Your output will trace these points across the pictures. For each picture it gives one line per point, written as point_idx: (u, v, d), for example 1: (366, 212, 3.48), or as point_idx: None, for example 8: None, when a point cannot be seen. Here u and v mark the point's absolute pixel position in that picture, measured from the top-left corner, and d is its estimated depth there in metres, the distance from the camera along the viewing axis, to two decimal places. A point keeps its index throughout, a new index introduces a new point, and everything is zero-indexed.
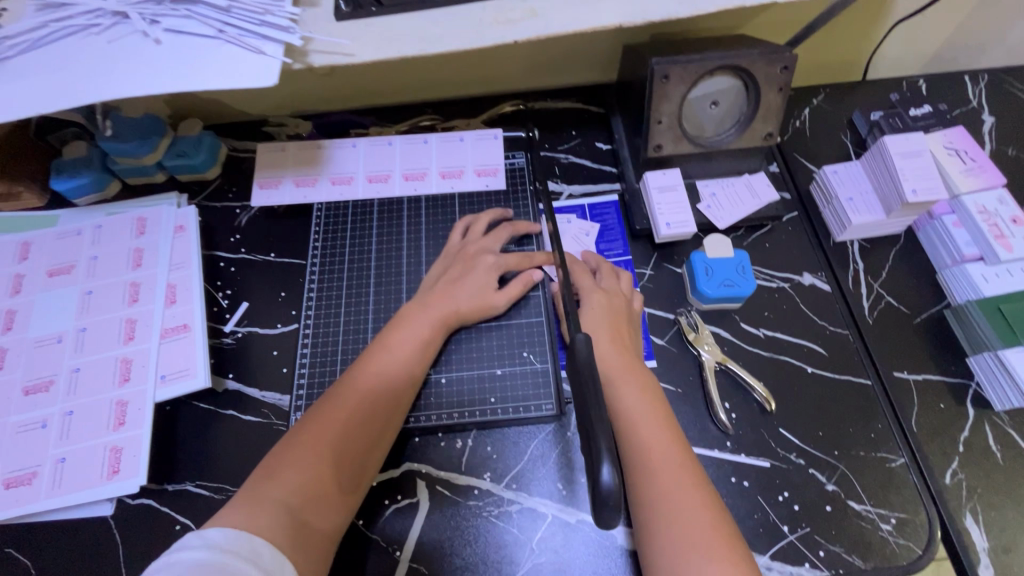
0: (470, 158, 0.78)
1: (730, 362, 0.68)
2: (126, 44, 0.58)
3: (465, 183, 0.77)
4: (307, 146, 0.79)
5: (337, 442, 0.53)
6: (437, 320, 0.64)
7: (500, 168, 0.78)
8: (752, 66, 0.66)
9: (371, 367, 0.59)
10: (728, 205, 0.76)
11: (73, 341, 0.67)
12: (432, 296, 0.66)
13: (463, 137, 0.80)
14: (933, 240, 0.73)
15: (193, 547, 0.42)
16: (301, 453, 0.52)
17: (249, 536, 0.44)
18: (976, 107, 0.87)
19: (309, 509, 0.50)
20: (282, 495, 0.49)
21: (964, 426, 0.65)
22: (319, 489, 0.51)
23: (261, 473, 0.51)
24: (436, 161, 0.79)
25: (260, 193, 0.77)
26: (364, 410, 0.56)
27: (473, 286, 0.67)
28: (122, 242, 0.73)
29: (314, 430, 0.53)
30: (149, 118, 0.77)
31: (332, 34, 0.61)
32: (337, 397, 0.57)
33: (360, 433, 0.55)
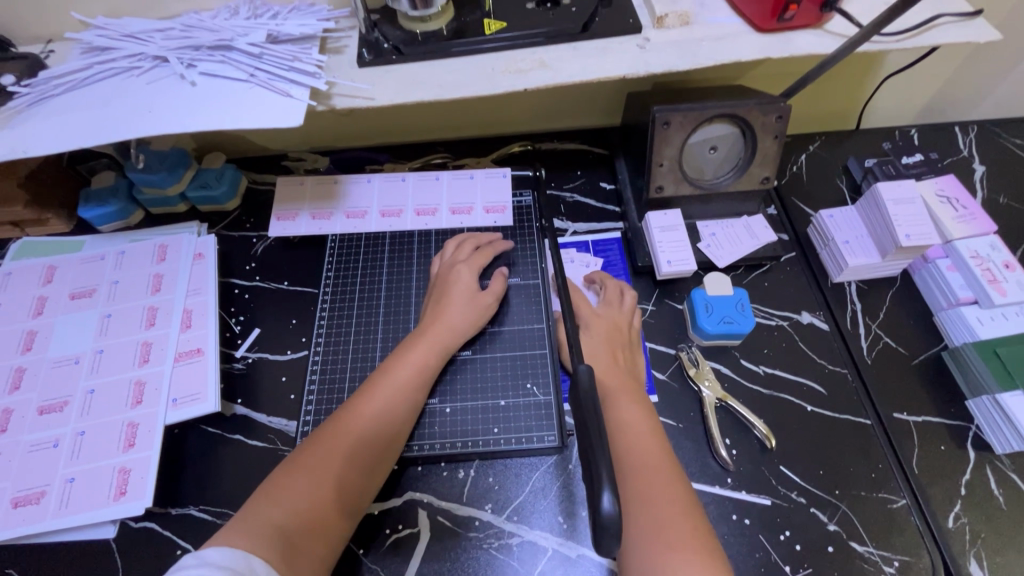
0: (480, 196, 0.82)
1: (730, 398, 0.69)
2: (164, 85, 0.62)
3: (473, 220, 0.81)
4: (324, 181, 0.84)
5: (333, 467, 0.55)
6: (435, 345, 0.66)
7: (508, 206, 0.81)
8: (748, 115, 0.70)
9: (371, 393, 0.61)
10: (727, 244, 0.79)
11: (89, 362, 0.69)
12: (432, 322, 0.68)
13: (473, 175, 0.84)
14: (929, 284, 0.75)
15: (192, 564, 0.43)
16: (298, 478, 0.53)
17: (247, 555, 0.46)
18: (966, 156, 0.90)
19: (304, 532, 0.51)
20: (278, 519, 0.50)
21: (965, 469, 0.65)
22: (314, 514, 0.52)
23: (259, 497, 0.52)
24: (448, 198, 0.82)
25: (277, 224, 0.80)
26: (362, 436, 0.58)
27: (461, 305, 0.69)
28: (142, 268, 0.76)
29: (312, 455, 0.55)
30: (177, 151, 0.82)
31: (355, 79, 0.65)
32: (337, 424, 0.58)
33: (356, 458, 0.57)
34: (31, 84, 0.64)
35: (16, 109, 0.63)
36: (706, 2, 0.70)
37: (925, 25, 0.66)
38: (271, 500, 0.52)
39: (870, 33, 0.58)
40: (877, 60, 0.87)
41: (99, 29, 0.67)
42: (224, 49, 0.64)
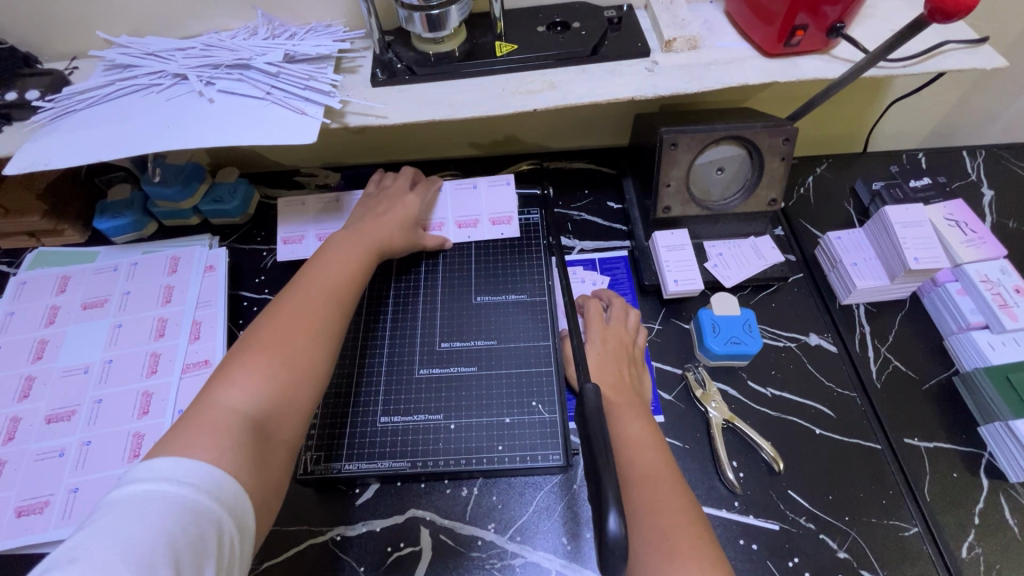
0: (485, 207, 0.81)
1: (737, 420, 0.68)
2: (183, 102, 0.64)
3: (480, 233, 0.80)
4: (327, 199, 0.82)
5: (290, 348, 0.55)
6: (370, 243, 0.69)
7: (514, 217, 0.80)
8: (755, 137, 0.70)
9: (312, 281, 0.62)
10: (735, 264, 0.79)
11: (98, 372, 0.69)
12: (364, 225, 0.71)
13: (477, 184, 0.82)
14: (938, 307, 0.74)
15: (149, 480, 0.42)
16: (251, 363, 0.53)
17: (210, 466, 0.44)
18: (975, 180, 0.90)
19: (267, 415, 0.51)
20: (238, 404, 0.50)
21: (979, 498, 0.63)
22: (278, 395, 0.52)
23: (210, 388, 0.51)
24: (453, 211, 0.81)
25: (284, 247, 0.79)
26: (311, 317, 0.58)
27: (398, 219, 0.74)
28: (154, 279, 0.77)
29: (262, 341, 0.55)
30: (192, 165, 0.84)
31: (368, 99, 0.67)
32: (282, 312, 0.58)
33: (313, 337, 0.57)
34: (54, 99, 0.66)
35: (40, 123, 0.65)
36: (713, 27, 0.72)
37: (931, 52, 0.66)
38: (224, 387, 0.51)
39: (875, 60, 0.58)
40: (883, 85, 0.88)
41: (122, 47, 0.69)
42: (242, 67, 0.66)
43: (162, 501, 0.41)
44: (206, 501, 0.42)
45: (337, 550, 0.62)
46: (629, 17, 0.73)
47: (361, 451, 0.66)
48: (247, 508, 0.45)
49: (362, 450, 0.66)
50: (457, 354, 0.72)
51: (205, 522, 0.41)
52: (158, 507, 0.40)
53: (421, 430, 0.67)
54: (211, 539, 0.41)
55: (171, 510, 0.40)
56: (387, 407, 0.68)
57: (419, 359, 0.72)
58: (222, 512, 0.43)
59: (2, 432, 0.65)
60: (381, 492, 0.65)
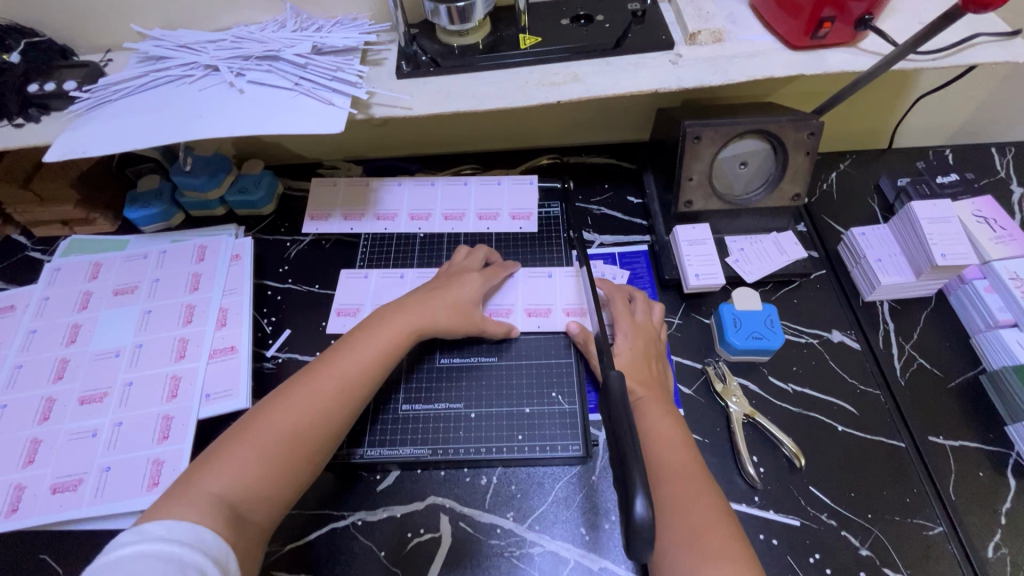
0: (558, 298, 0.75)
1: (758, 415, 0.68)
2: (214, 93, 0.65)
3: (551, 324, 0.73)
4: (389, 275, 0.79)
5: (279, 437, 0.53)
6: (405, 321, 0.65)
7: (585, 308, 0.73)
8: (779, 131, 0.70)
9: (332, 363, 0.59)
10: (756, 259, 0.78)
11: (129, 356, 0.71)
12: (414, 302, 0.67)
13: (552, 275, 0.77)
14: (966, 305, 0.73)
15: (137, 541, 0.44)
16: (242, 444, 0.52)
17: (194, 529, 0.46)
18: (1004, 177, 0.88)
19: (244, 501, 0.50)
20: (220, 487, 0.49)
21: (1005, 498, 0.62)
22: (258, 479, 0.51)
23: (202, 466, 0.51)
24: (523, 298, 0.75)
25: (337, 318, 0.76)
26: (312, 402, 0.56)
27: (451, 297, 0.69)
28: (182, 267, 0.79)
29: (258, 421, 0.54)
30: (220, 157, 0.86)
31: (393, 90, 0.68)
32: (288, 392, 0.57)
33: (309, 424, 0.55)
34: (91, 90, 0.68)
35: (77, 112, 0.67)
36: (738, 20, 0.71)
37: (963, 44, 0.65)
38: (211, 468, 0.51)
39: (905, 52, 0.58)
40: (910, 80, 0.87)
41: (155, 39, 0.71)
42: (271, 59, 0.67)
43: (150, 556, 0.43)
44: (191, 552, 0.44)
45: (357, 534, 0.63)
46: (652, 9, 0.73)
47: (382, 437, 0.66)
48: (231, 560, 0.46)
49: (383, 436, 0.66)
50: (477, 345, 0.73)
51: (190, 572, 0.43)
52: (145, 562, 0.42)
53: (442, 418, 0.68)
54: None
55: (159, 564, 0.42)
56: (409, 394, 0.69)
57: (441, 348, 0.72)
58: (207, 561, 0.44)
59: (37, 412, 0.67)
60: (401, 479, 0.66)
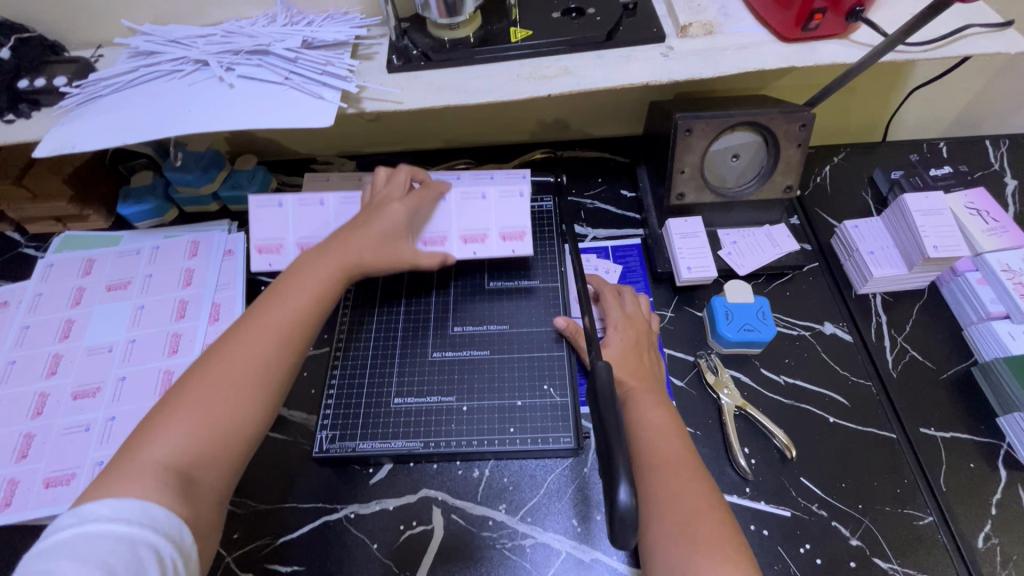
0: (494, 221, 0.74)
1: (750, 407, 0.68)
2: (204, 87, 0.65)
3: (487, 248, 0.73)
4: (307, 202, 0.73)
5: (220, 398, 0.49)
6: (338, 263, 0.60)
7: (527, 232, 0.74)
8: (771, 123, 0.70)
9: (261, 313, 0.55)
10: (749, 252, 0.78)
11: (122, 351, 0.71)
12: (336, 241, 0.61)
13: (485, 194, 0.74)
14: (958, 298, 0.73)
15: (78, 523, 0.41)
16: (172, 413, 0.48)
17: (139, 505, 0.42)
18: (998, 170, 0.88)
19: (197, 468, 0.47)
20: (163, 457, 0.46)
21: (996, 488, 0.63)
22: (202, 446, 0.47)
23: (136, 435, 0.47)
24: (456, 221, 0.73)
25: (259, 256, 0.71)
26: (243, 362, 0.51)
27: (383, 231, 0.63)
28: (175, 263, 0.79)
29: (188, 388, 0.49)
30: (212, 152, 0.86)
31: (384, 84, 0.68)
32: (215, 354, 0.52)
33: (249, 379, 0.51)
34: (81, 86, 0.68)
35: (67, 108, 0.67)
36: (730, 12, 0.71)
37: (954, 36, 0.65)
38: (146, 440, 0.47)
39: (894, 42, 0.58)
40: (904, 72, 0.87)
41: (146, 35, 0.70)
42: (261, 53, 0.67)
43: (94, 537, 0.40)
44: (138, 529, 0.41)
45: (350, 527, 0.63)
46: (644, 2, 0.73)
47: (375, 430, 0.67)
48: (185, 534, 0.43)
49: (375, 429, 0.67)
50: (471, 339, 0.73)
51: (139, 550, 0.40)
52: (90, 544, 0.39)
53: (434, 411, 0.68)
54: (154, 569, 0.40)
55: (105, 544, 0.39)
56: (401, 388, 0.69)
57: (433, 343, 0.73)
58: (158, 537, 0.42)
59: (30, 407, 0.67)
60: (393, 472, 0.66)
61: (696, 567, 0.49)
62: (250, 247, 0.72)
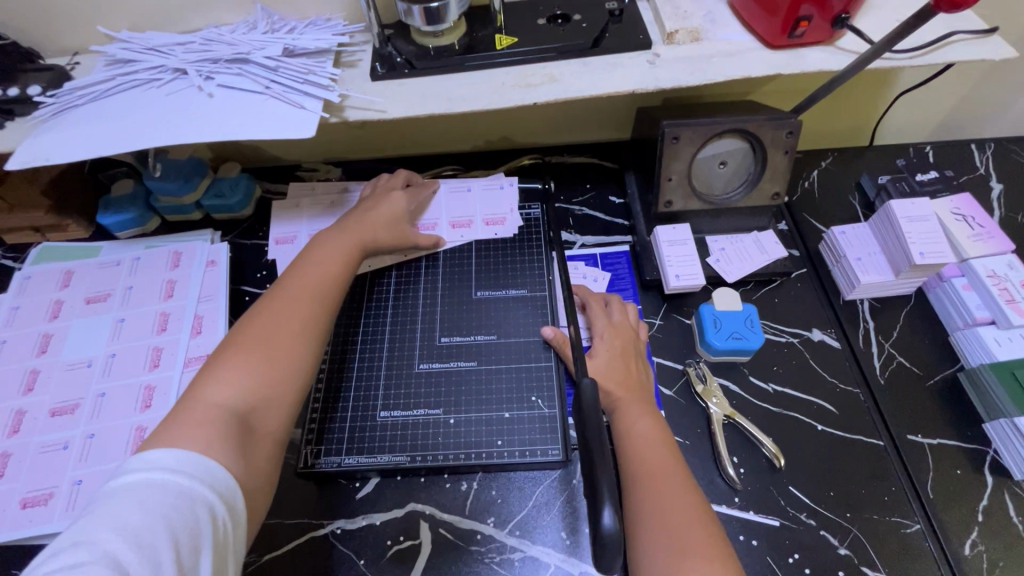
0: (479, 208, 0.83)
1: (739, 416, 0.67)
2: (182, 97, 0.64)
3: (474, 232, 0.81)
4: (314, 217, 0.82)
5: (273, 345, 0.55)
6: (355, 240, 0.70)
7: (508, 216, 0.82)
8: (758, 130, 0.70)
9: (296, 279, 0.63)
10: (737, 259, 0.78)
11: (101, 366, 0.70)
12: (351, 223, 0.72)
13: (471, 188, 0.84)
14: (945, 303, 0.73)
15: (145, 469, 0.42)
16: (233, 356, 0.54)
17: (199, 458, 0.44)
18: (983, 174, 0.89)
19: (257, 407, 0.52)
20: (227, 398, 0.50)
21: (983, 495, 0.63)
22: (265, 384, 0.53)
23: (196, 382, 0.52)
24: (446, 211, 0.82)
25: (277, 247, 0.79)
26: (293, 314, 0.58)
27: (388, 219, 0.74)
28: (156, 274, 0.77)
29: (246, 336, 0.55)
30: (193, 161, 0.84)
31: (367, 92, 0.67)
32: (263, 308, 0.59)
33: (297, 330, 0.57)
34: (55, 95, 0.66)
35: (41, 118, 0.65)
36: (717, 19, 0.71)
37: (939, 43, 0.65)
38: (211, 380, 0.51)
39: (880, 51, 0.58)
40: (890, 77, 0.87)
41: (123, 42, 0.69)
42: (241, 62, 0.66)
43: (160, 488, 0.41)
44: (199, 487, 0.43)
45: (336, 543, 0.62)
46: (630, 8, 0.72)
47: (360, 446, 0.66)
48: (238, 496, 0.46)
49: (360, 445, 0.66)
50: (458, 349, 0.72)
51: (199, 509, 0.42)
52: (155, 492, 0.41)
53: (422, 424, 0.67)
54: (206, 529, 0.41)
55: (170, 497, 0.41)
56: (387, 401, 0.68)
57: (420, 354, 0.72)
58: (216, 499, 0.44)
59: (7, 425, 0.66)
60: (380, 486, 0.65)
61: None
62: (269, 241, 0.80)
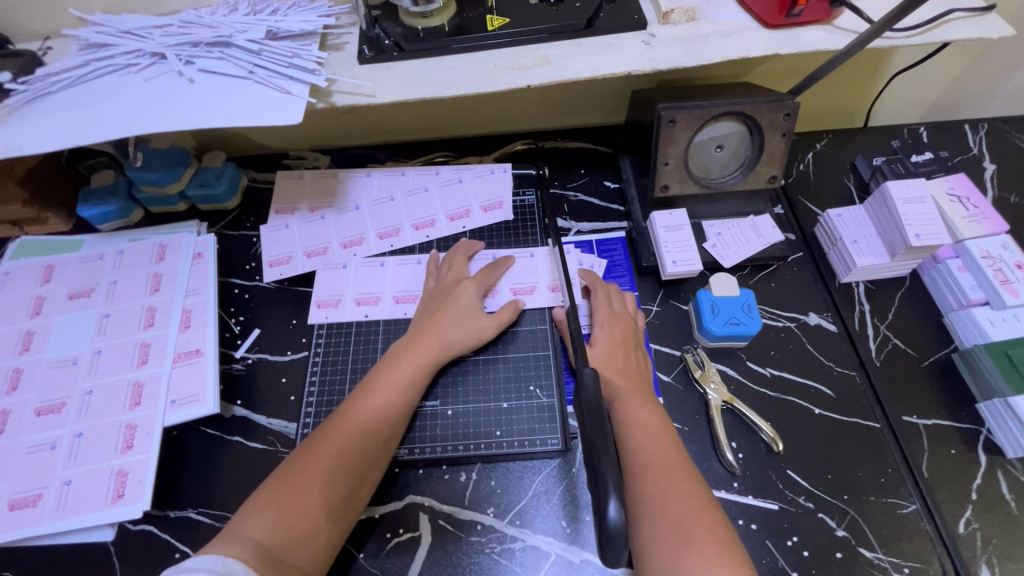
0: (473, 198, 0.82)
1: (737, 401, 0.67)
2: (162, 83, 0.61)
3: (538, 300, 0.74)
4: (310, 220, 0.81)
5: (314, 482, 0.55)
6: (424, 355, 0.66)
7: (505, 202, 0.82)
8: (755, 112, 0.69)
9: (360, 400, 0.62)
10: (734, 244, 0.77)
11: (88, 363, 0.68)
12: (423, 331, 0.68)
13: (462, 178, 0.83)
14: (939, 285, 0.73)
15: None
16: (278, 484, 0.54)
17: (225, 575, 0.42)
18: (977, 155, 0.89)
19: (285, 546, 0.51)
20: (262, 536, 0.50)
21: (977, 474, 0.64)
22: (297, 528, 0.52)
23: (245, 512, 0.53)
24: (441, 206, 0.82)
25: (318, 311, 0.74)
26: (342, 449, 0.57)
27: (459, 317, 0.69)
28: (141, 268, 0.75)
29: (295, 467, 0.55)
30: (177, 150, 0.82)
31: (355, 76, 0.64)
32: (318, 437, 0.58)
33: (339, 464, 0.56)
34: (27, 82, 0.63)
35: (12, 106, 0.62)
36: None
37: (937, 21, 0.64)
38: (257, 514, 0.52)
39: (880, 30, 0.57)
40: (886, 57, 0.86)
41: (97, 25, 0.66)
42: (222, 45, 0.63)
43: None
44: None
45: None
46: None
47: None
48: None
49: None
50: None
51: None
52: None
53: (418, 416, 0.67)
54: None
55: None
56: None
57: None
58: None
59: None
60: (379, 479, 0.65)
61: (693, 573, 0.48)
62: (264, 263, 0.79)
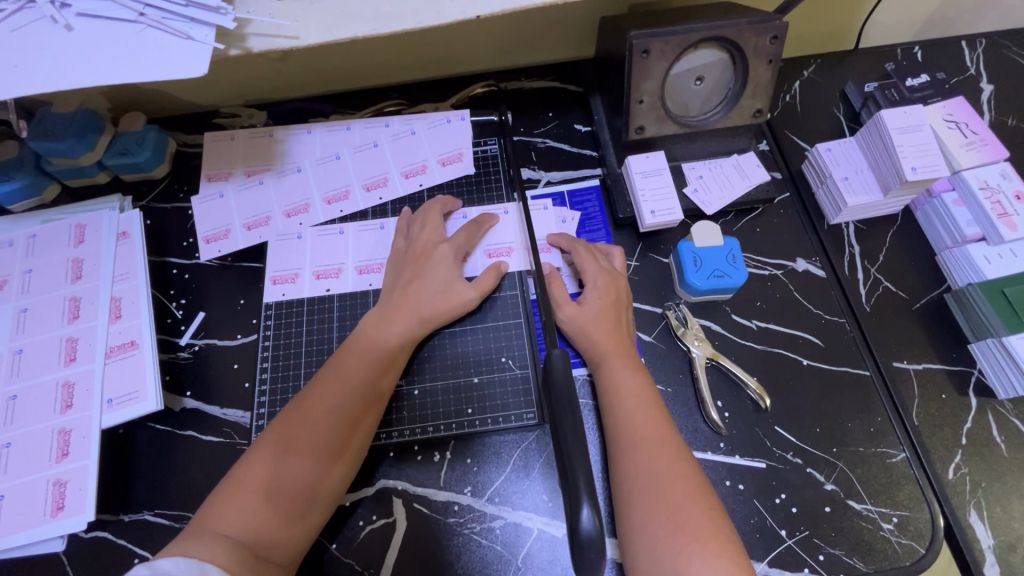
0: (429, 150, 0.74)
1: (722, 357, 0.64)
2: (33, 33, 0.50)
3: (514, 263, 0.68)
4: (247, 186, 0.72)
5: (288, 469, 0.51)
6: (401, 327, 0.60)
7: (465, 153, 0.73)
8: (740, 38, 0.61)
9: (333, 379, 0.57)
10: (716, 188, 0.71)
11: (8, 364, 0.61)
12: (397, 299, 0.62)
13: (415, 130, 0.75)
14: (933, 221, 0.69)
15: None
16: (246, 476, 0.50)
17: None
18: (974, 75, 0.82)
19: (262, 541, 0.48)
20: (234, 531, 0.47)
21: (967, 418, 0.62)
22: (271, 520, 0.49)
23: (215, 504, 0.49)
24: (395, 162, 0.73)
25: (274, 288, 0.67)
26: (317, 435, 0.53)
27: (439, 283, 0.63)
28: (58, 253, 0.67)
29: (266, 455, 0.51)
30: (86, 112, 0.70)
31: (273, 14, 0.54)
32: (290, 423, 0.53)
33: (315, 449, 0.52)
34: None
35: None
36: None
37: None
38: (226, 509, 0.48)
39: None
40: None
41: None
42: None
43: None
44: None
45: None
46: None
47: None
48: None
49: None
50: None
51: None
52: None
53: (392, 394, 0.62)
54: None
55: None
56: None
57: None
58: None
59: None
60: None
61: (685, 555, 0.45)
62: (199, 239, 0.70)
